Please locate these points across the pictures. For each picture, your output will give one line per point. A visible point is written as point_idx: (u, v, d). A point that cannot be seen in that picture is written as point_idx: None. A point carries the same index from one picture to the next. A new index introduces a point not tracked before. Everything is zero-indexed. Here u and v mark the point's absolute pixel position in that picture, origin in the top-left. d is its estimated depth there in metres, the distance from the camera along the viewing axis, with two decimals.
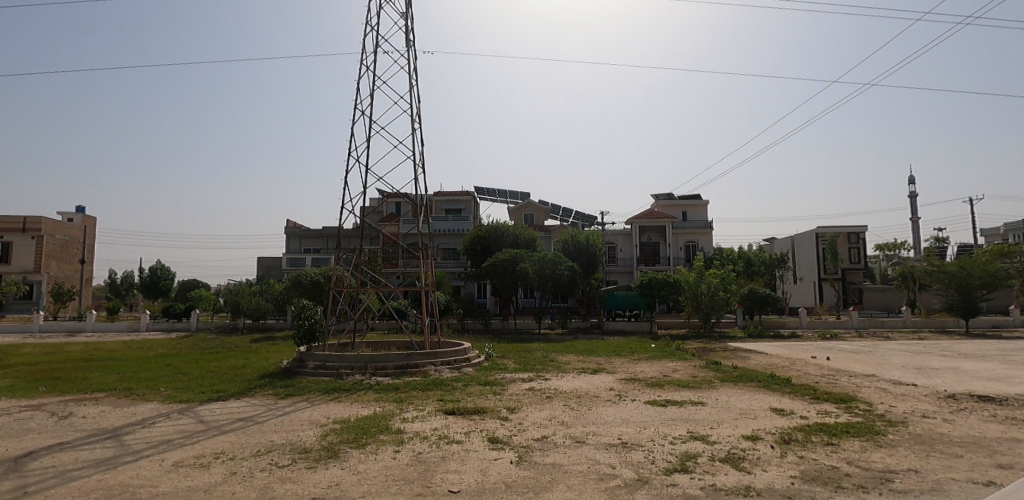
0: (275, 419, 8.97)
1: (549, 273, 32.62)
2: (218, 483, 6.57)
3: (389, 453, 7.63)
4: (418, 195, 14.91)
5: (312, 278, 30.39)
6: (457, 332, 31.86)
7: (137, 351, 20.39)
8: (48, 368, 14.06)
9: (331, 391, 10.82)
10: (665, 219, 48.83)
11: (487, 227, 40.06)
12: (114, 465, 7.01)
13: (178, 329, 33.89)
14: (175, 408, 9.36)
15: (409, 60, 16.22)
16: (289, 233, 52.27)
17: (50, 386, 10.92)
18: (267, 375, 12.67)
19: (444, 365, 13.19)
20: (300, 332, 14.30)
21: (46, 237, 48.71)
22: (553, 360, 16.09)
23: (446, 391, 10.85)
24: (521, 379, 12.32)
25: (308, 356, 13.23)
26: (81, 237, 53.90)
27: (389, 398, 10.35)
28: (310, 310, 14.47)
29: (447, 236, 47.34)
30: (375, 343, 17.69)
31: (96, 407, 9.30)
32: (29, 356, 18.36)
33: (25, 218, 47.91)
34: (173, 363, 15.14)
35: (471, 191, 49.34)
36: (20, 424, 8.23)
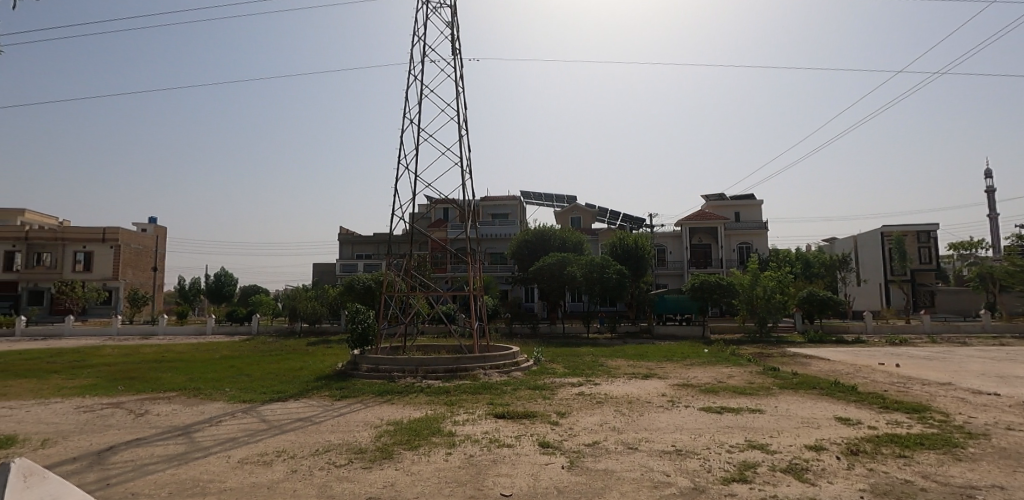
0: (332, 419, 9.22)
1: (596, 276, 31.95)
2: (280, 481, 6.94)
3: (441, 455, 7.76)
4: (467, 200, 14.64)
5: (365, 284, 31.27)
6: (505, 336, 31.71)
7: (204, 353, 21.43)
8: (127, 369, 14.98)
9: (384, 393, 11.07)
10: (716, 220, 47.46)
11: (535, 231, 40.23)
12: (186, 460, 7.44)
13: (240, 332, 35.53)
14: (240, 408, 9.79)
15: (454, 70, 16.57)
16: (341, 240, 54.13)
17: (128, 386, 11.60)
18: (324, 377, 13.12)
19: (493, 368, 13.26)
20: (354, 336, 14.69)
21: (123, 246, 52.23)
22: (602, 364, 15.82)
23: (496, 395, 10.87)
24: (571, 383, 12.21)
25: (361, 359, 13.52)
26: (153, 245, 57.56)
27: (440, 401, 10.47)
28: (363, 314, 14.82)
29: (495, 241, 47.69)
30: (426, 346, 17.94)
31: (167, 405, 9.84)
32: (109, 358, 19.57)
33: (105, 229, 51.47)
34: (236, 364, 15.84)
35: (517, 197, 49.77)
36: (103, 420, 8.79)
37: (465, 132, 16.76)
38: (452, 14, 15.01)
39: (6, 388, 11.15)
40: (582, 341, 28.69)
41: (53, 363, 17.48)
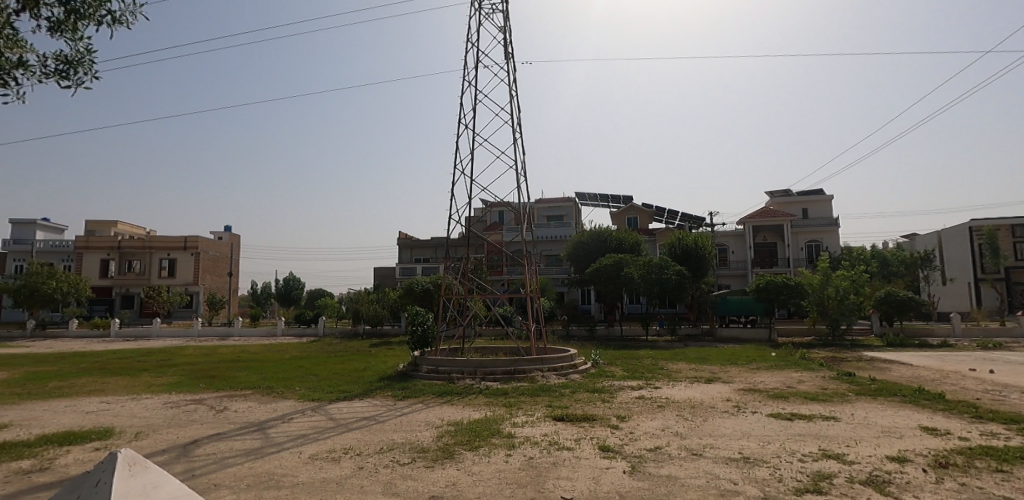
0: (395, 418, 9.49)
1: (655, 277, 31.25)
2: (348, 477, 7.20)
3: (501, 456, 7.81)
4: (521, 202, 14.62)
5: (423, 286, 32.09)
6: (562, 338, 31.61)
7: (276, 353, 22.66)
8: (208, 367, 16.06)
9: (444, 394, 11.27)
10: (782, 217, 45.49)
11: (590, 232, 40.05)
12: (261, 454, 7.87)
13: (308, 334, 37.27)
14: (310, 406, 10.25)
15: (508, 73, 16.65)
16: (400, 245, 55.96)
17: (209, 383, 12.42)
18: (386, 377, 13.53)
19: (551, 370, 13.23)
20: (414, 337, 15.03)
21: (202, 254, 56.01)
22: (663, 368, 15.45)
23: (554, 397, 10.83)
24: (630, 386, 11.99)
25: (421, 360, 13.85)
26: (228, 252, 61.37)
27: (498, 402, 10.56)
28: (423, 317, 15.16)
29: (551, 243, 47.87)
30: (484, 348, 18.13)
31: (243, 402, 10.44)
32: (191, 358, 21.05)
33: (186, 238, 55.27)
34: (305, 364, 16.63)
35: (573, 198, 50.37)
36: (187, 415, 9.44)
37: (520, 134, 16.75)
38: (505, 18, 15.15)
39: (106, 384, 12.22)
40: (640, 344, 28.12)
41: (146, 362, 19.03)
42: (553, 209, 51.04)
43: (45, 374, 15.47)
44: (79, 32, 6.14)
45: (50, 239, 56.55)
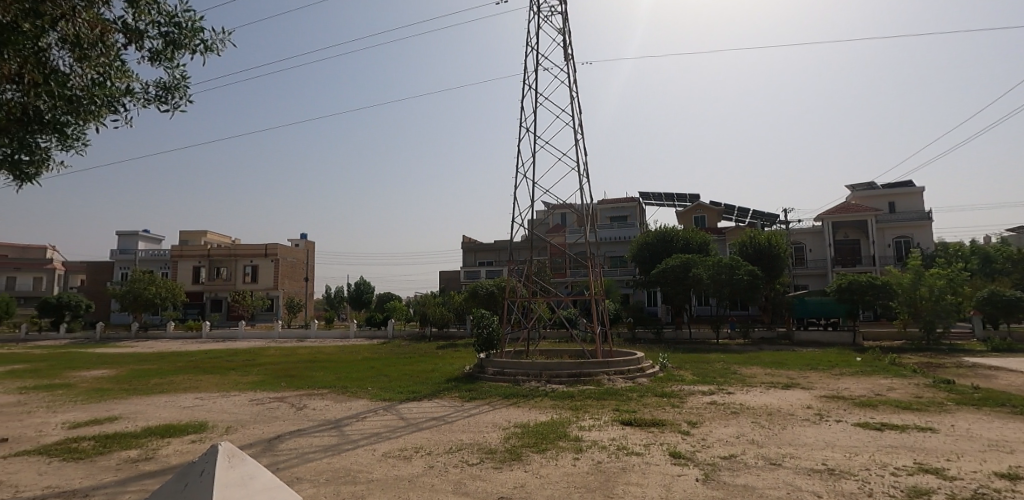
0: (463, 419, 9.67)
1: (725, 278, 30.12)
2: (420, 475, 7.40)
3: (569, 460, 7.76)
4: (584, 205, 14.40)
5: (488, 289, 32.64)
6: (628, 341, 31.07)
7: (349, 355, 23.75)
8: (288, 367, 17.08)
9: (510, 396, 11.36)
10: (865, 212, 42.64)
11: (656, 233, 39.54)
12: (338, 451, 8.24)
13: (378, 337, 38.76)
14: (381, 405, 10.63)
15: (568, 74, 16.38)
16: (465, 248, 57.55)
17: (290, 382, 13.19)
18: (453, 379, 13.81)
19: (618, 374, 13.05)
20: (480, 339, 15.34)
21: (281, 260, 59.52)
22: (735, 372, 14.83)
23: (621, 401, 10.67)
24: (700, 391, 11.60)
25: (487, 362, 14.05)
26: (304, 258, 64.79)
27: (565, 405, 10.52)
28: (487, 319, 15.40)
29: (615, 244, 47.63)
30: (549, 351, 18.14)
31: (320, 401, 11.00)
32: (272, 358, 22.44)
33: (266, 246, 58.86)
34: (376, 365, 17.30)
35: (637, 198, 50.25)
36: (271, 411, 10.06)
37: (582, 136, 16.48)
38: (564, 19, 15.06)
39: (199, 381, 13.26)
40: (710, 347, 27.07)
41: (234, 361, 20.51)
42: (616, 210, 50.98)
43: (149, 371, 17.01)
44: (174, 61, 6.73)
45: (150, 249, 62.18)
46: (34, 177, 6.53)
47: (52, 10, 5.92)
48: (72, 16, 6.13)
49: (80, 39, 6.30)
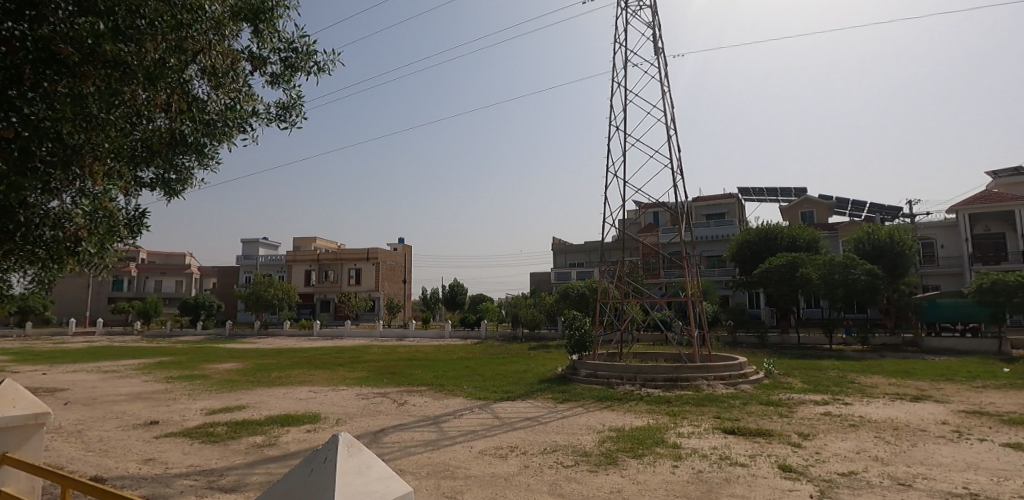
0: (557, 420, 9.76)
1: (838, 278, 27.78)
2: (515, 473, 7.53)
3: (667, 467, 7.53)
4: (679, 202, 14.15)
5: (580, 291, 32.91)
6: (728, 345, 29.71)
7: (444, 354, 24.80)
8: (391, 365, 18.11)
9: (604, 398, 11.28)
10: (1009, 202, 37.47)
11: (757, 230, 37.56)
12: (438, 446, 8.59)
13: (472, 336, 40.13)
14: (477, 404, 10.95)
15: (659, 69, 17.79)
16: (555, 250, 59.26)
17: (391, 379, 13.97)
18: (546, 379, 13.93)
19: (718, 379, 12.52)
20: (572, 341, 15.30)
21: (381, 263, 63.64)
22: (853, 382, 13.60)
23: (723, 409, 10.21)
24: (812, 401, 10.78)
25: (579, 364, 14.05)
26: (403, 261, 67.85)
27: (661, 411, 10.25)
28: (579, 321, 15.45)
29: (711, 244, 46.28)
30: (642, 354, 17.77)
31: (420, 398, 11.51)
32: (376, 356, 23.96)
33: (368, 250, 63.26)
34: (470, 365, 17.89)
35: (735, 194, 47.89)
36: (375, 406, 10.71)
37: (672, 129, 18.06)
38: (652, 14, 14.79)
39: (312, 376, 14.45)
40: (823, 353, 24.98)
41: (343, 358, 22.13)
42: (712, 208, 49.42)
43: (271, 365, 18.82)
44: (292, 82, 7.32)
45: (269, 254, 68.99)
46: (180, 192, 7.37)
47: (194, 46, 6.76)
48: (209, 49, 7.00)
49: (216, 69, 7.16)
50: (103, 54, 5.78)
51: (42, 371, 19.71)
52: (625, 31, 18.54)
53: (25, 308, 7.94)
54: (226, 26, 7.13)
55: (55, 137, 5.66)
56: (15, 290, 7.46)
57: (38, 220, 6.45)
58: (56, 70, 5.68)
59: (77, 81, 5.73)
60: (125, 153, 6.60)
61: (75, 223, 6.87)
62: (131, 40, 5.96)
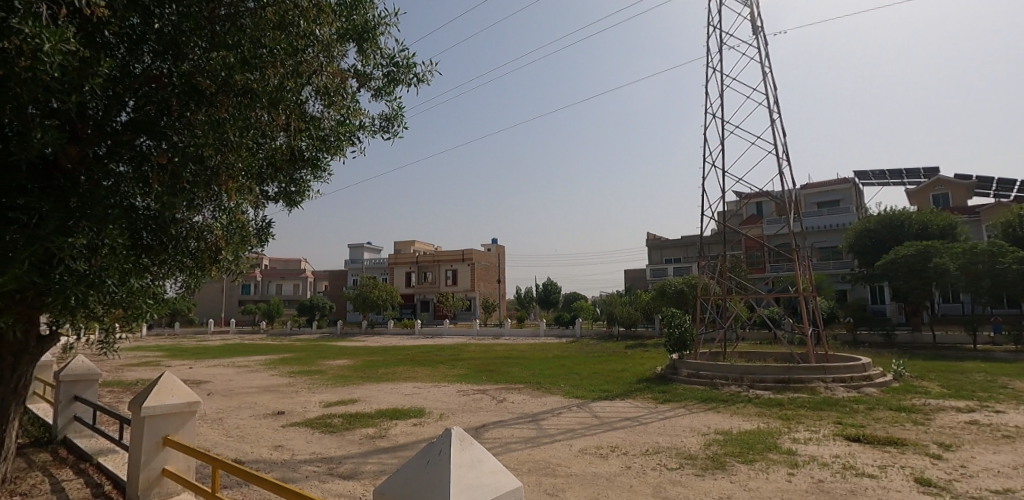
0: (658, 422, 9.59)
1: (981, 269, 24.31)
2: (617, 474, 7.42)
3: (782, 474, 7.06)
4: (785, 190, 13.33)
5: (677, 288, 32.08)
6: (847, 344, 27.40)
7: (540, 352, 25.19)
8: (490, 363, 18.69)
9: (708, 400, 10.93)
10: None
11: (878, 218, 34.46)
12: (538, 443, 8.71)
13: (567, 335, 40.51)
14: (575, 403, 10.98)
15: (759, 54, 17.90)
16: (651, 246, 58.32)
17: (490, 377, 14.40)
18: (644, 379, 13.67)
19: (837, 382, 11.61)
20: (672, 340, 15.00)
21: (476, 263, 65.95)
22: (1006, 387, 11.96)
23: (844, 414, 9.47)
24: (952, 407, 9.63)
25: (679, 364, 13.72)
26: (496, 261, 70.37)
27: (772, 415, 9.78)
28: (679, 318, 15.06)
29: (825, 233, 43.08)
30: (749, 353, 16.86)
31: (518, 395, 11.76)
32: (475, 353, 24.87)
33: (463, 252, 65.86)
34: (567, 363, 18.03)
35: (853, 180, 44.32)
36: (476, 402, 11.09)
37: (775, 112, 17.69)
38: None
39: (416, 373, 15.28)
40: (960, 353, 22.24)
41: (443, 356, 23.14)
42: (825, 195, 45.67)
43: (378, 362, 20.16)
44: (394, 94, 7.73)
45: (373, 258, 74.10)
46: (300, 203, 8.18)
47: (309, 69, 7.39)
48: (321, 71, 7.61)
49: (327, 88, 7.80)
50: (235, 84, 6.48)
51: (191, 364, 22.62)
52: (721, 14, 18.58)
53: (177, 311, 9.10)
54: (334, 47, 7.71)
55: (199, 160, 6.48)
56: (169, 294, 8.59)
57: (187, 233, 7.41)
58: (197, 101, 6.57)
59: (215, 108, 6.53)
60: (253, 170, 7.36)
61: (214, 234, 7.82)
62: (256, 68, 6.63)
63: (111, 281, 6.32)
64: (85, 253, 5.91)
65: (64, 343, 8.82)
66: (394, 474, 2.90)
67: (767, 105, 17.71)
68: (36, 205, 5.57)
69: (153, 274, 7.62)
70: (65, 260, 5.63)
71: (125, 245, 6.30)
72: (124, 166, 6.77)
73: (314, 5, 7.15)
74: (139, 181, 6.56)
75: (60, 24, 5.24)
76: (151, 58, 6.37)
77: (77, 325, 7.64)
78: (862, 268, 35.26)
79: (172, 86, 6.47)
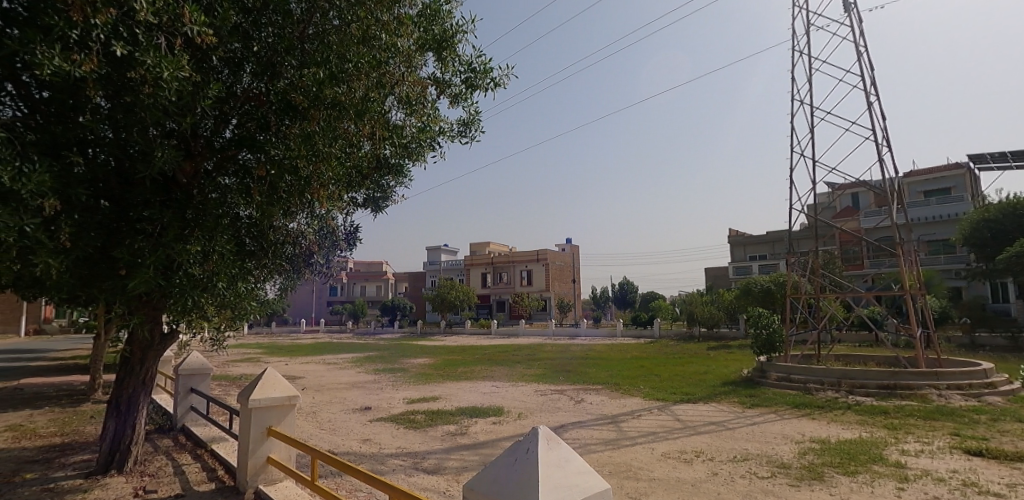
0: (746, 428, 9.18)
1: None
2: (703, 480, 7.14)
3: (890, 488, 6.47)
4: (888, 180, 12.17)
5: (763, 286, 30.59)
6: (964, 347, 24.76)
7: (618, 353, 24.87)
8: (568, 363, 18.67)
9: (801, 406, 10.31)
10: None
11: (999, 206, 30.77)
12: (618, 445, 8.59)
13: (644, 335, 39.79)
14: (656, 405, 10.73)
15: (852, 27, 15.63)
16: (732, 243, 56.01)
17: (567, 377, 14.38)
18: (729, 382, 13.11)
19: (953, 389, 10.53)
20: (759, 342, 14.34)
21: (550, 264, 66.19)
22: None
23: (962, 424, 8.57)
24: None
25: (768, 367, 13.08)
26: (571, 261, 70.21)
27: (875, 423, 9.08)
28: (766, 319, 14.36)
29: (933, 225, 39.91)
30: (847, 356, 15.69)
31: (596, 396, 11.63)
32: (552, 354, 24.96)
33: (538, 252, 66.38)
34: (647, 365, 17.66)
35: (966, 164, 39.75)
36: (554, 402, 11.13)
37: (871, 93, 15.36)
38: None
39: (494, 372, 15.54)
40: None
41: (521, 355, 23.42)
42: (933, 182, 41.49)
43: (457, 361, 20.72)
44: (470, 100, 7.91)
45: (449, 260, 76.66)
46: (384, 208, 8.58)
47: (391, 79, 7.70)
48: (402, 81, 7.94)
49: (408, 97, 8.14)
50: (325, 98, 6.82)
51: (288, 361, 24.40)
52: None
53: (274, 312, 9.77)
54: (414, 57, 7.98)
55: (294, 171, 6.97)
56: (269, 296, 9.30)
57: (284, 239, 8.00)
58: (291, 116, 7.00)
59: (307, 122, 6.89)
60: (342, 178, 7.78)
61: (307, 239, 8.40)
62: (343, 82, 6.95)
63: (221, 284, 6.92)
64: (199, 258, 6.61)
65: (181, 340, 9.76)
66: (483, 469, 2.78)
67: (862, 85, 15.41)
68: (158, 216, 6.30)
69: (255, 277, 8.27)
70: (184, 264, 6.33)
71: (231, 250, 6.95)
72: (229, 178, 7.47)
73: (393, 18, 7.45)
74: (242, 192, 7.20)
75: (176, 52, 5.80)
76: (250, 78, 6.95)
77: (192, 324, 8.45)
78: (980, 262, 31.72)
79: (269, 103, 7.03)
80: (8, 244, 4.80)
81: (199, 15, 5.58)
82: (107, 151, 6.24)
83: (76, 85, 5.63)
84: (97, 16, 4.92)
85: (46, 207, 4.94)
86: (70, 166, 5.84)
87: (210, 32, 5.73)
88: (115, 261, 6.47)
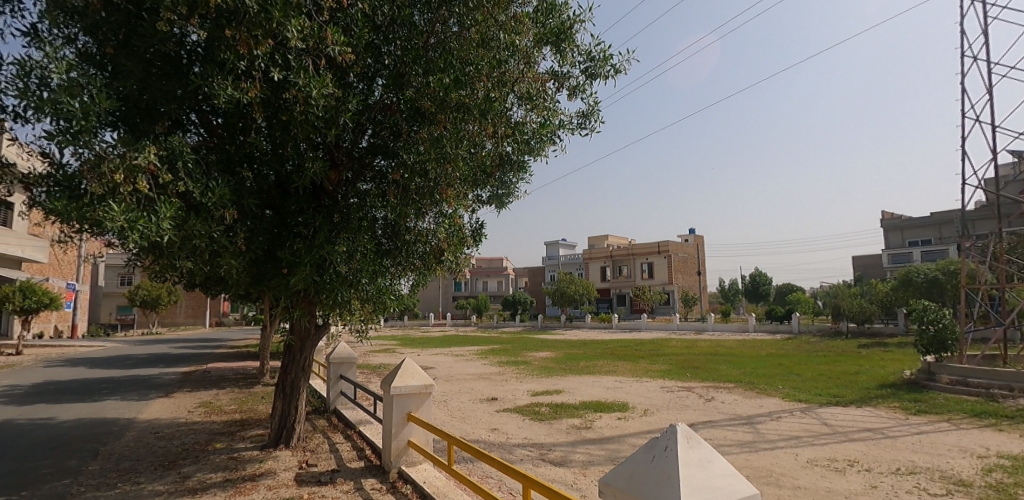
0: (912, 438, 8.06)
1: None
2: (859, 492, 6.37)
3: None
4: None
5: (928, 276, 26.82)
6: None
7: (750, 349, 23.29)
8: (696, 359, 17.85)
9: (984, 415, 8.83)
10: None
11: None
12: (755, 449, 8.00)
13: (782, 330, 36.84)
14: (798, 407, 9.85)
15: None
16: (885, 227, 49.92)
17: (695, 373, 13.73)
18: (888, 384, 11.63)
19: None
20: (926, 340, 12.52)
21: (673, 256, 63.72)
22: None
23: None
24: None
25: (939, 368, 11.43)
26: (695, 252, 66.99)
27: None
28: (935, 314, 12.56)
29: None
30: None
31: (728, 395, 10.97)
32: (678, 349, 23.99)
33: (659, 244, 64.23)
34: (785, 363, 16.30)
35: None
36: (681, 400, 10.69)
37: None
38: None
39: (616, 367, 15.33)
40: None
41: (645, 351, 22.85)
42: None
43: (578, 355, 20.79)
44: (589, 90, 7.82)
45: (567, 256, 77.38)
46: (507, 204, 8.77)
47: (510, 77, 7.85)
48: (521, 78, 8.10)
49: (529, 93, 8.25)
50: (451, 101, 7.11)
51: (418, 353, 26.27)
52: None
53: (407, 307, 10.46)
54: (531, 53, 8.08)
55: (423, 173, 7.44)
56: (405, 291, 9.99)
57: (416, 239, 8.46)
58: (419, 122, 7.40)
59: (434, 126, 7.25)
60: (467, 177, 8.05)
61: (437, 238, 8.72)
62: (466, 84, 7.18)
63: (364, 280, 7.51)
64: (346, 257, 7.21)
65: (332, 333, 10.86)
66: (619, 463, 2.53)
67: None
68: (311, 221, 7.06)
69: (392, 274, 8.89)
70: (334, 263, 7.00)
71: (372, 250, 7.52)
72: (367, 184, 8.10)
73: (512, 18, 7.68)
74: (379, 196, 7.71)
75: (320, 71, 6.39)
76: (381, 90, 7.45)
77: (339, 317, 9.30)
78: None
79: (399, 112, 7.49)
80: (201, 250, 5.60)
81: (339, 35, 6.08)
82: (269, 167, 7.04)
83: (244, 111, 6.42)
84: (258, 47, 5.41)
85: (226, 217, 5.72)
86: (243, 181, 6.74)
87: (348, 51, 6.21)
88: (278, 261, 7.30)
